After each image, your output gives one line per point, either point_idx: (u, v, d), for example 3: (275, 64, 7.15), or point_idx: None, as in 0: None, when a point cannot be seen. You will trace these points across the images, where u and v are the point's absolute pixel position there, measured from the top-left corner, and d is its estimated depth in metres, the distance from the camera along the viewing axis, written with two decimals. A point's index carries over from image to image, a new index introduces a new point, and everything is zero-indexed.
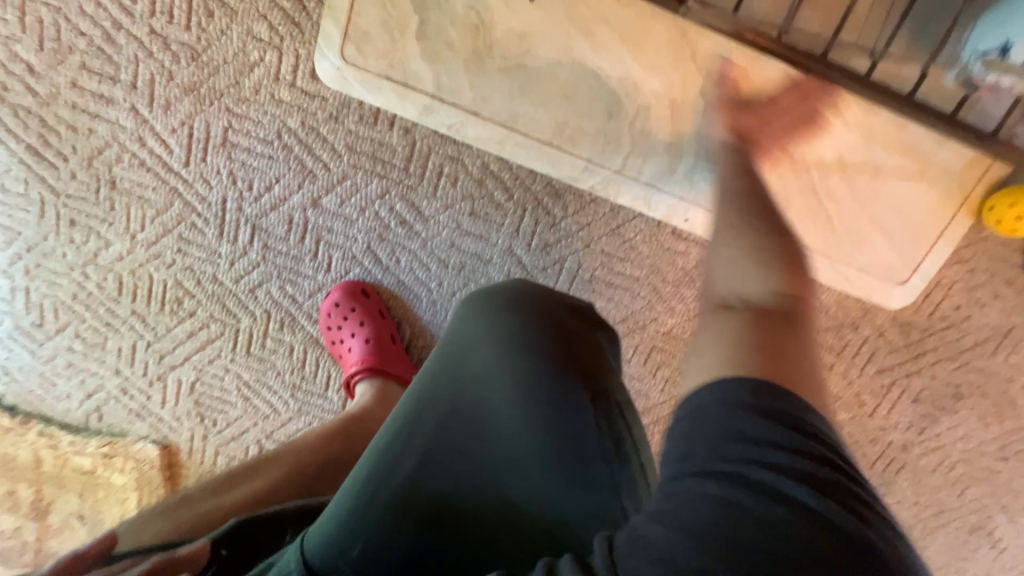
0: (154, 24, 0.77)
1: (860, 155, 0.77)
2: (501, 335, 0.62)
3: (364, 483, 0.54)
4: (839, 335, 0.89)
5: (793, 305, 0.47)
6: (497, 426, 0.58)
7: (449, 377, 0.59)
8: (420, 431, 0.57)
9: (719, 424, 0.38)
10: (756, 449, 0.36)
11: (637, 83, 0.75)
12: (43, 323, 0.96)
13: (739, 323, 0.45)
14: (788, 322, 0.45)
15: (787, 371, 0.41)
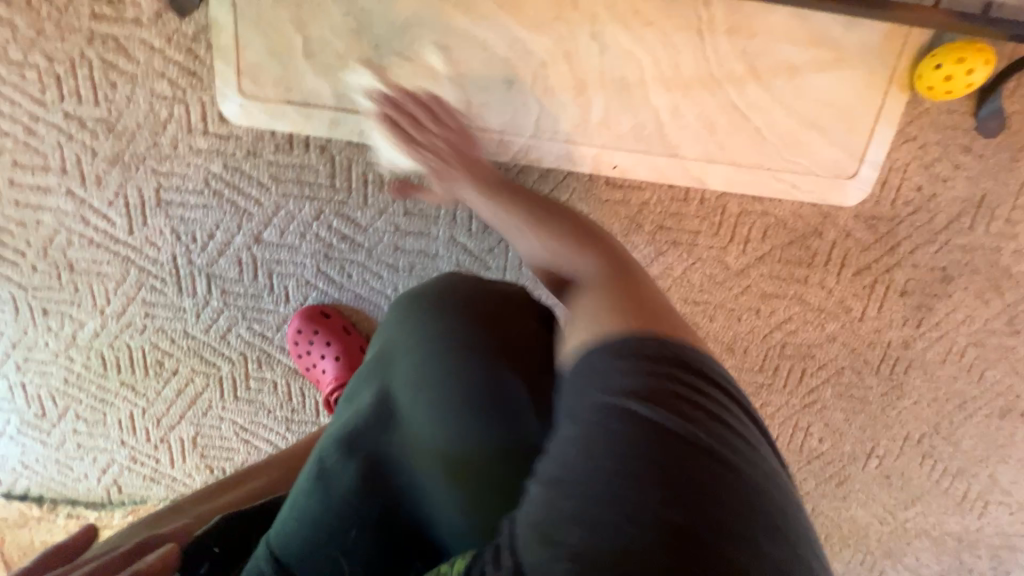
0: (66, 107, 0.81)
1: (769, 58, 0.76)
2: (430, 332, 0.60)
3: (309, 491, 0.53)
4: (804, 245, 0.86)
5: (614, 263, 0.59)
6: (436, 421, 0.56)
7: (381, 383, 0.59)
8: (359, 434, 0.56)
9: (603, 391, 0.43)
10: (639, 381, 0.43)
11: (527, 44, 0.76)
12: (46, 412, 1.01)
13: (592, 296, 0.55)
14: (617, 275, 0.57)
15: (643, 317, 0.50)
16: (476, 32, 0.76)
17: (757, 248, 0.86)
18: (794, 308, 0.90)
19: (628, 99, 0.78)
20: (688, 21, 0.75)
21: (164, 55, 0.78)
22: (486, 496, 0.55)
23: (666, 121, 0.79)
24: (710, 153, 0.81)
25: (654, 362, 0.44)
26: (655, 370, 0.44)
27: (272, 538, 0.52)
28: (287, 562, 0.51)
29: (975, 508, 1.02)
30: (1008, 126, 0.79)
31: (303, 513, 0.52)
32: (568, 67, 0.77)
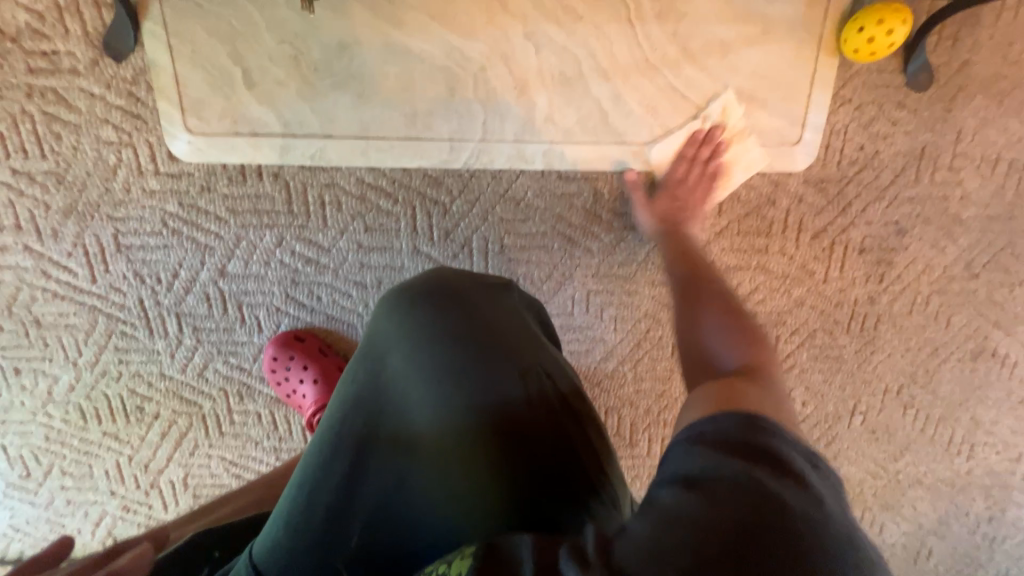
0: (13, 163, 0.80)
1: (700, 38, 0.78)
2: (416, 330, 0.59)
3: (295, 500, 0.53)
4: (760, 216, 0.88)
5: (771, 368, 0.53)
6: (421, 423, 0.56)
7: (371, 376, 0.56)
8: (344, 440, 0.54)
9: (718, 445, 0.41)
10: (760, 456, 0.40)
11: (463, 51, 0.78)
12: (31, 472, 0.99)
13: (721, 381, 0.50)
14: (767, 378, 0.51)
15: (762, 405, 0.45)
16: (412, 44, 0.77)
17: (714, 223, 0.88)
18: (759, 278, 0.92)
19: (568, 93, 0.80)
20: (616, 11, 0.77)
21: (105, 102, 0.79)
22: (472, 493, 0.55)
23: (609, 111, 0.81)
24: (656, 137, 0.82)
25: (776, 437, 0.42)
26: (781, 444, 0.41)
27: (256, 549, 0.51)
28: (271, 568, 0.51)
29: (962, 452, 1.04)
30: (934, 78, 0.82)
31: (289, 524, 0.52)
32: (507, 68, 0.79)
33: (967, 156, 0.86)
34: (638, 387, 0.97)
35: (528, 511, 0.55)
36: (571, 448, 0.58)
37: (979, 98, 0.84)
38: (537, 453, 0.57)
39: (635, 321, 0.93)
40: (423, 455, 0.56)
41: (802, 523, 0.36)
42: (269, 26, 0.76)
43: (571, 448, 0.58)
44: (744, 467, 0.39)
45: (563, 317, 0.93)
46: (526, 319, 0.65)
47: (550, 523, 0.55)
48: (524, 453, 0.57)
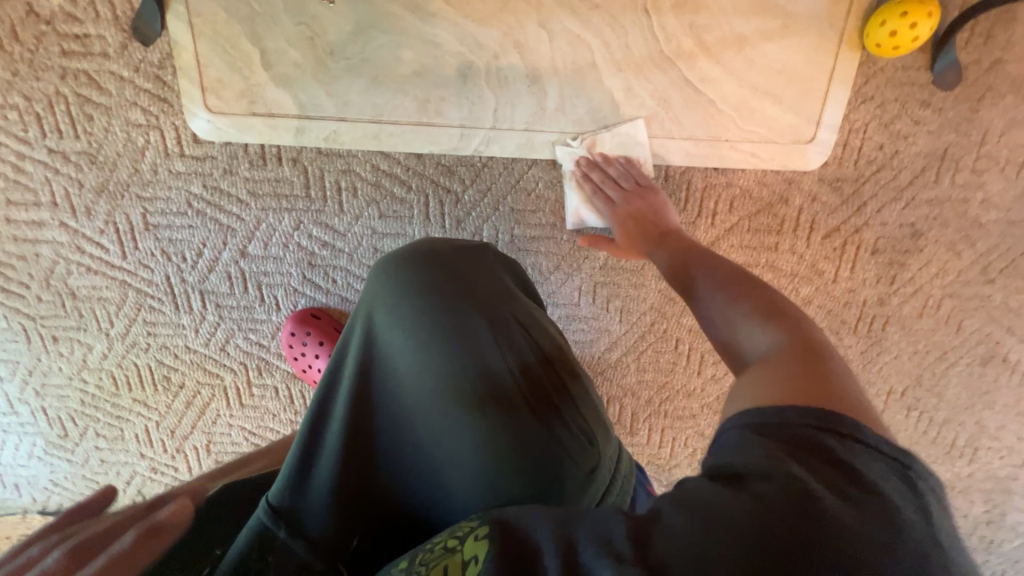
0: (48, 143, 0.84)
1: (717, 31, 0.77)
2: (404, 288, 0.62)
3: (302, 452, 0.56)
4: (771, 213, 0.88)
5: (810, 343, 0.52)
6: (412, 375, 0.59)
7: (365, 335, 0.60)
8: (343, 393, 0.58)
9: (783, 442, 0.41)
10: (805, 458, 0.39)
11: (478, 38, 0.78)
12: (69, 432, 1.07)
13: (769, 371, 0.50)
14: (820, 353, 0.51)
15: (835, 394, 0.45)
16: (429, 31, 0.78)
17: (725, 220, 0.88)
18: (768, 276, 0.92)
19: (580, 85, 0.80)
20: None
21: (134, 84, 0.81)
22: (466, 444, 0.57)
23: (622, 102, 0.81)
24: (665, 130, 0.83)
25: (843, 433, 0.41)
26: (846, 442, 0.41)
27: (271, 493, 0.55)
28: (289, 508, 0.54)
29: (965, 455, 1.04)
30: (963, 76, 0.80)
31: (298, 475, 0.55)
32: (520, 57, 0.79)
33: (992, 158, 0.84)
34: (641, 377, 0.99)
35: (521, 464, 0.57)
36: (550, 397, 0.61)
37: (1010, 98, 0.81)
38: (522, 408, 0.59)
39: (641, 313, 0.95)
40: (416, 406, 0.58)
41: (869, 546, 0.36)
42: (288, 11, 0.77)
43: (556, 400, 0.62)
44: (800, 474, 0.38)
45: (570, 307, 0.95)
46: (502, 278, 0.68)
47: (546, 477, 0.57)
48: (512, 408, 0.59)
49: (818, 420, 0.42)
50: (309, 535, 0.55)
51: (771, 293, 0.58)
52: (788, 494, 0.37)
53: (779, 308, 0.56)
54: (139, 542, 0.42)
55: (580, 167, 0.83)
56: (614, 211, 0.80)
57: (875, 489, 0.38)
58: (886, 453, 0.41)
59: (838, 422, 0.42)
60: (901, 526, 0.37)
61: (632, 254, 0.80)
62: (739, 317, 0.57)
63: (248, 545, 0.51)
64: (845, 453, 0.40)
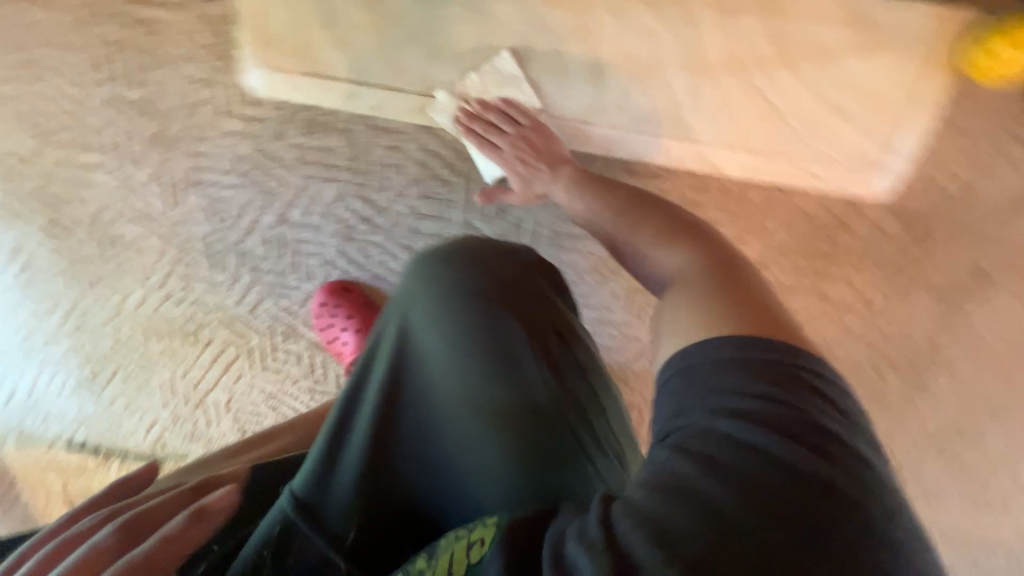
0: (109, 89, 0.85)
1: (798, 38, 0.74)
2: (444, 287, 0.59)
3: (329, 447, 0.55)
4: (828, 237, 0.84)
5: (716, 258, 0.53)
6: (445, 380, 0.57)
7: (401, 333, 0.58)
8: (374, 389, 0.56)
9: (716, 395, 0.42)
10: (737, 404, 0.41)
11: (545, 22, 0.76)
12: (99, 373, 1.11)
13: (685, 297, 0.50)
14: (727, 267, 0.52)
15: (753, 316, 0.46)
16: (495, 13, 0.76)
17: (777, 239, 0.84)
18: (815, 303, 0.87)
19: (644, 81, 0.77)
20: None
21: (198, 39, 0.82)
22: (492, 456, 0.57)
23: (685, 104, 0.77)
24: (727, 138, 0.78)
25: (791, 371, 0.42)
26: (794, 385, 0.42)
27: (296, 484, 0.54)
28: (312, 502, 0.53)
29: None
30: None
31: (323, 470, 0.54)
32: (585, 47, 0.76)
33: None
34: None
35: (548, 483, 0.56)
36: (584, 416, 0.59)
37: None
38: (555, 426, 0.57)
39: None
40: (447, 410, 0.57)
41: (809, 487, 0.37)
42: None
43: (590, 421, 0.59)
44: (735, 427, 0.40)
45: (602, 311, 0.92)
46: (545, 283, 0.64)
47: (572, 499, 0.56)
48: (544, 425, 0.57)
49: (754, 358, 0.43)
50: (331, 531, 0.53)
51: (671, 211, 0.59)
52: (750, 461, 0.38)
53: (681, 223, 0.57)
54: (188, 524, 0.41)
55: (461, 116, 0.74)
56: (500, 154, 0.73)
57: (811, 426, 0.40)
58: (833, 392, 0.42)
59: (780, 360, 0.43)
60: (839, 465, 0.39)
61: (533, 199, 0.74)
62: (643, 247, 0.57)
63: (269, 533, 0.51)
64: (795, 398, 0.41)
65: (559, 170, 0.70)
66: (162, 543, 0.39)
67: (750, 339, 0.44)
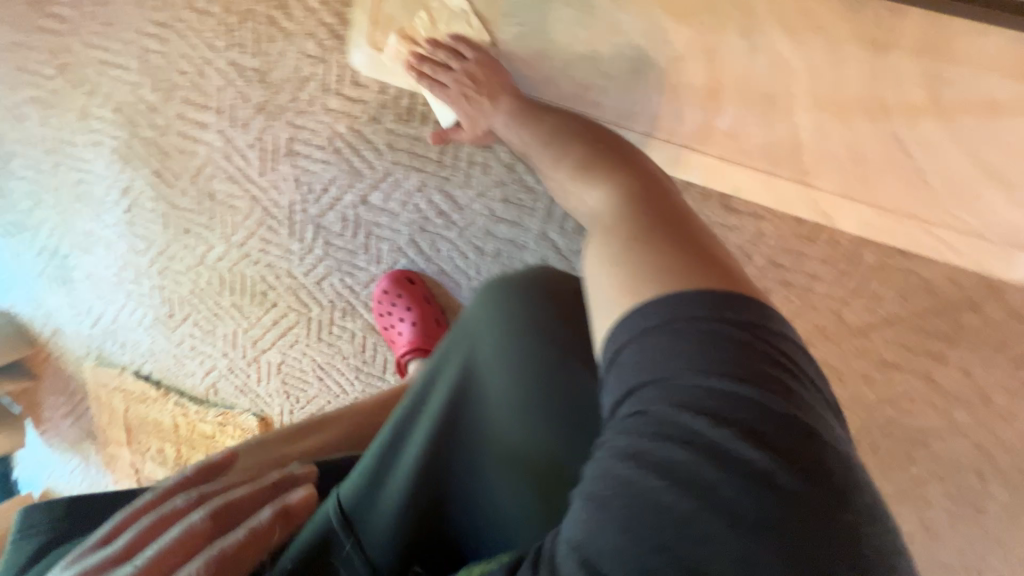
0: (231, 54, 0.90)
1: (963, 92, 0.64)
2: (517, 318, 0.55)
3: (378, 462, 0.53)
4: (949, 317, 0.74)
5: (651, 207, 0.53)
6: (506, 421, 0.53)
7: (465, 357, 0.55)
8: (431, 411, 0.54)
9: (644, 375, 0.40)
10: (670, 388, 0.38)
11: (668, 35, 0.69)
12: (174, 314, 1.19)
13: (611, 246, 0.50)
14: (661, 216, 0.52)
15: (677, 268, 0.46)
16: (616, 18, 0.70)
17: (886, 308, 0.75)
18: (917, 386, 0.78)
19: (767, 114, 0.70)
20: (872, 34, 0.64)
21: (318, 17, 0.84)
22: (541, 512, 0.52)
23: (807, 146, 0.70)
24: (850, 190, 0.70)
25: (758, 349, 0.39)
26: (760, 368, 0.38)
27: (342, 493, 0.53)
28: (354, 515, 0.52)
29: None
30: None
31: (370, 485, 0.52)
32: (706, 66, 0.69)
33: None
34: None
35: None
36: None
37: None
38: None
39: None
40: (501, 453, 0.53)
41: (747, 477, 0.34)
42: None
43: None
44: (662, 413, 0.37)
45: None
46: None
47: None
48: None
49: (705, 328, 0.40)
50: (367, 552, 0.52)
51: (635, 166, 0.59)
52: (682, 449, 0.36)
53: (637, 176, 0.58)
54: (272, 523, 0.46)
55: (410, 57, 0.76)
56: (445, 92, 0.74)
57: (752, 406, 0.37)
58: (795, 367, 0.40)
59: (743, 335, 0.39)
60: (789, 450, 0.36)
61: (483, 138, 0.76)
62: (590, 200, 0.58)
63: (314, 538, 0.52)
64: (760, 384, 0.37)
65: (499, 101, 0.72)
66: (246, 538, 0.45)
67: (688, 290, 0.42)
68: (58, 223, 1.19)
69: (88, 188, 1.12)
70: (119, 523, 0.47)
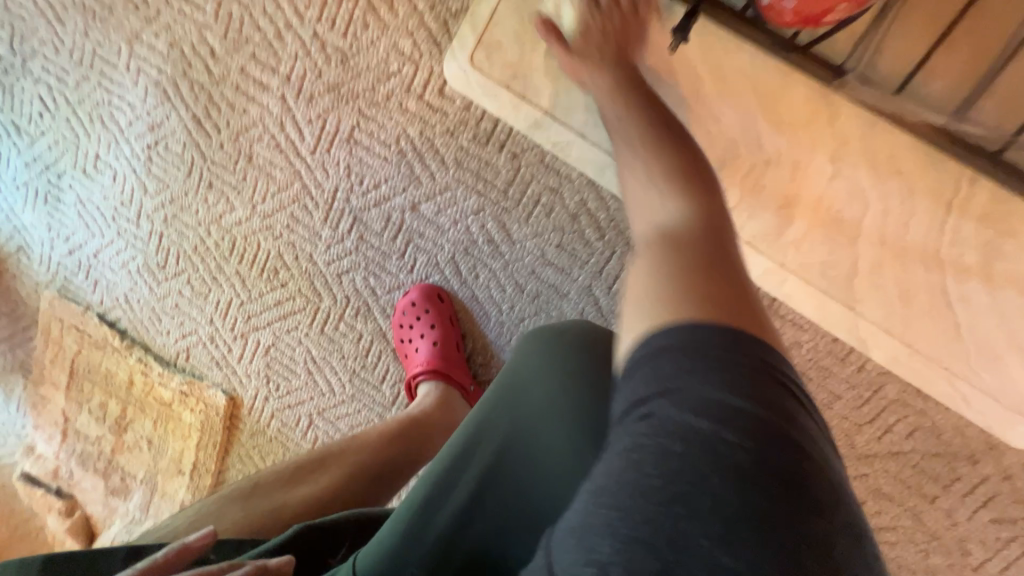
0: (317, 28, 0.87)
1: (1014, 267, 0.68)
2: (570, 384, 0.53)
3: (405, 530, 0.50)
4: (948, 463, 0.78)
5: (711, 223, 0.50)
6: (557, 481, 0.52)
7: (509, 419, 0.53)
8: (467, 474, 0.52)
9: (670, 370, 0.39)
10: (695, 392, 0.38)
11: (762, 139, 0.71)
12: (166, 265, 1.10)
13: (662, 259, 0.47)
14: (719, 239, 0.49)
15: (727, 296, 0.44)
16: (717, 108, 0.72)
17: (894, 441, 0.79)
18: (904, 521, 0.81)
19: (833, 236, 0.72)
20: (947, 193, 0.68)
21: (421, 20, 0.83)
22: None
23: (863, 275, 0.72)
24: (892, 326, 0.72)
25: (770, 366, 0.40)
26: (759, 379, 0.39)
27: (361, 561, 0.50)
28: None
29: None
30: None
31: (394, 555, 0.50)
32: (790, 176, 0.72)
33: None
34: None
35: None
36: None
37: None
38: None
39: None
40: (549, 515, 0.52)
41: (747, 485, 0.35)
42: None
43: None
44: (678, 413, 0.37)
45: None
46: None
47: None
48: None
49: (708, 336, 0.40)
50: None
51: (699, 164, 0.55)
52: (690, 452, 0.36)
53: (696, 181, 0.53)
54: None
55: None
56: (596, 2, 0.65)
57: (762, 420, 0.37)
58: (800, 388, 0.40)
59: (741, 346, 0.40)
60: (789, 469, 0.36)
61: (577, 61, 0.65)
62: (651, 208, 0.52)
63: None
64: (755, 390, 0.38)
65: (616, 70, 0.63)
66: None
67: (725, 326, 0.41)
68: (63, 138, 1.09)
69: (112, 113, 1.04)
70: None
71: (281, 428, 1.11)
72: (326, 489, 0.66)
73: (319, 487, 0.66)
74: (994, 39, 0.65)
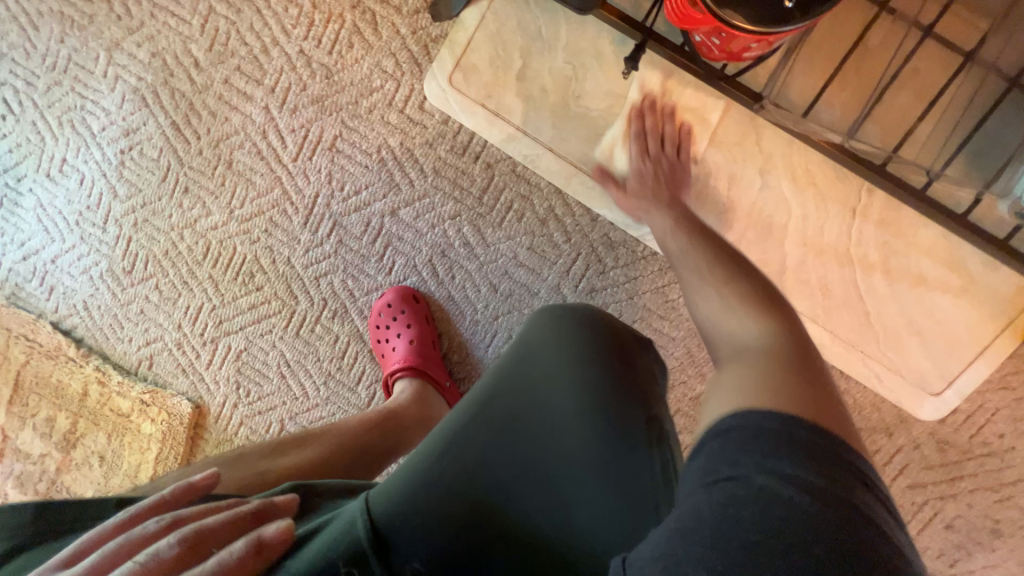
0: (303, 45, 0.93)
1: (905, 263, 0.82)
2: (575, 355, 0.59)
3: (415, 477, 0.55)
4: (871, 438, 0.88)
5: (791, 346, 0.54)
6: (556, 440, 0.56)
7: (517, 380, 0.58)
8: (475, 428, 0.57)
9: (753, 437, 0.42)
10: (781, 464, 0.40)
11: (702, 154, 0.83)
12: (133, 270, 1.08)
13: (755, 372, 0.51)
14: (803, 358, 0.53)
15: (820, 403, 0.46)
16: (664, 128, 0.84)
17: None
18: None
19: (764, 238, 0.84)
20: (851, 202, 0.82)
21: (403, 42, 0.91)
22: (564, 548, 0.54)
23: (790, 271, 0.84)
24: (815, 315, 0.84)
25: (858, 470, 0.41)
26: (845, 472, 0.40)
27: (374, 501, 0.53)
28: (383, 528, 0.52)
29: None
30: None
31: (403, 496, 0.53)
32: (727, 186, 0.84)
33: None
34: None
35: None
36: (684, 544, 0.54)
37: None
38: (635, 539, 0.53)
39: None
40: (547, 470, 0.56)
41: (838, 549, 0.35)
42: (565, 50, 0.86)
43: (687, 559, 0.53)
44: (769, 482, 0.39)
45: None
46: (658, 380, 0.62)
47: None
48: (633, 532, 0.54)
49: (798, 426, 0.42)
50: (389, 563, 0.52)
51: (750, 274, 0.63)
52: (779, 506, 0.37)
53: (769, 300, 0.59)
54: (247, 558, 0.44)
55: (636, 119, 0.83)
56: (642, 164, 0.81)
57: (852, 500, 0.38)
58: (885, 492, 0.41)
59: (829, 446, 0.41)
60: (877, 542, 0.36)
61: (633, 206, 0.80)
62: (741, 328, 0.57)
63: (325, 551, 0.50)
64: (844, 482, 0.39)
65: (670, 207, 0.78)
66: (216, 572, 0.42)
67: (805, 419, 0.43)
68: (27, 141, 1.07)
69: (84, 118, 1.04)
70: (85, 544, 0.45)
71: (249, 435, 1.09)
72: (309, 463, 0.68)
73: (300, 462, 0.68)
74: (878, 77, 0.80)
